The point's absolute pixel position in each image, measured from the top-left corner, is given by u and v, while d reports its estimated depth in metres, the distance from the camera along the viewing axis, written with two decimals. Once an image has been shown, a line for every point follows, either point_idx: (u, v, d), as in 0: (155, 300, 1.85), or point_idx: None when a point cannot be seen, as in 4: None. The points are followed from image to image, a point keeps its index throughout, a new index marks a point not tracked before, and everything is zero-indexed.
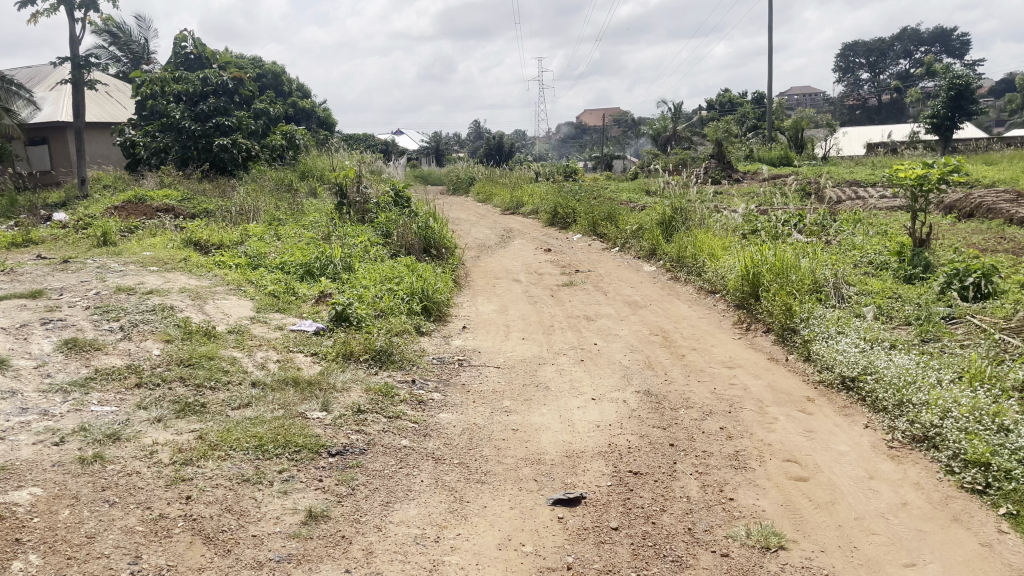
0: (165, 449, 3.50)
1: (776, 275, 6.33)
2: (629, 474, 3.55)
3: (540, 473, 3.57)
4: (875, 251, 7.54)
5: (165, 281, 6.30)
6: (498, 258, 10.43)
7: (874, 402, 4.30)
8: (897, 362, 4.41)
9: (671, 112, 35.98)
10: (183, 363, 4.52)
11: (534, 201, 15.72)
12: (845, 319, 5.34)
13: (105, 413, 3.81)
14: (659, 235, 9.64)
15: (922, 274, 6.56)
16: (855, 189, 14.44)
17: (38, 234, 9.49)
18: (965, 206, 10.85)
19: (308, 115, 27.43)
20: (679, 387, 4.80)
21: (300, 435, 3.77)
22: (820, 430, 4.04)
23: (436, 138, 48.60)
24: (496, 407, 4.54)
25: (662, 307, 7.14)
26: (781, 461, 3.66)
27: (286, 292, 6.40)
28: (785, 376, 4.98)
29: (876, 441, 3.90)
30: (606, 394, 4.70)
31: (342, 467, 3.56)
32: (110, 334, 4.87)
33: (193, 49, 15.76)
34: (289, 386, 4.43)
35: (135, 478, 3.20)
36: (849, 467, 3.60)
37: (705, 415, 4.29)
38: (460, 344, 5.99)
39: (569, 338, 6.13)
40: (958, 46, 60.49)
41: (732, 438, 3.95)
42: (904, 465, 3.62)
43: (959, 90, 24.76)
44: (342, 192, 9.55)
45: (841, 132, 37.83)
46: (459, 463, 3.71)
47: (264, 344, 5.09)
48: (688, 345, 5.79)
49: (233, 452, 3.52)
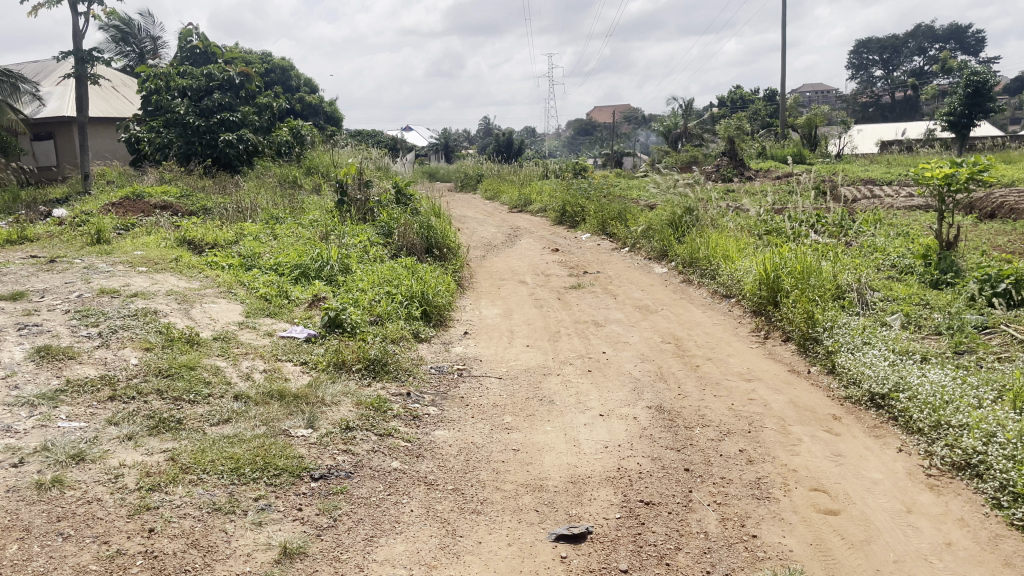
0: (132, 472, 3.18)
1: (797, 280, 5.96)
2: (640, 505, 3.21)
3: (542, 503, 3.25)
4: (898, 253, 7.17)
5: (154, 283, 6.03)
6: (504, 258, 10.09)
7: (907, 422, 3.96)
8: (932, 379, 4.04)
9: (682, 108, 35.59)
10: (162, 373, 4.22)
11: (541, 200, 15.37)
12: (872, 329, 4.98)
13: (72, 429, 3.50)
14: (670, 236, 9.29)
15: (950, 280, 6.20)
16: (871, 187, 14.06)
17: (33, 231, 9.25)
18: (987, 205, 10.46)
19: (315, 111, 27.25)
20: (695, 402, 4.46)
21: (281, 456, 3.46)
22: (849, 454, 3.70)
23: (444, 134, 48.34)
24: (496, 424, 4.22)
25: (673, 312, 6.81)
26: (807, 490, 3.33)
27: (279, 295, 6.10)
28: (809, 391, 4.63)
29: (912, 467, 3.56)
30: (615, 409, 4.37)
31: (324, 494, 3.25)
32: (87, 340, 4.56)
33: (198, 43, 15.42)
34: (273, 400, 4.12)
35: (95, 506, 2.89)
36: (883, 499, 3.25)
37: (723, 435, 3.95)
38: (460, 351, 5.68)
39: (576, 346, 5.81)
40: (971, 43, 59.56)
41: (754, 462, 3.61)
42: (944, 496, 3.28)
43: (977, 87, 24.14)
44: (341, 189, 9.18)
45: (855, 128, 37.08)
46: (454, 489, 3.39)
47: (250, 352, 4.79)
48: (702, 354, 5.44)
49: (206, 476, 3.21)
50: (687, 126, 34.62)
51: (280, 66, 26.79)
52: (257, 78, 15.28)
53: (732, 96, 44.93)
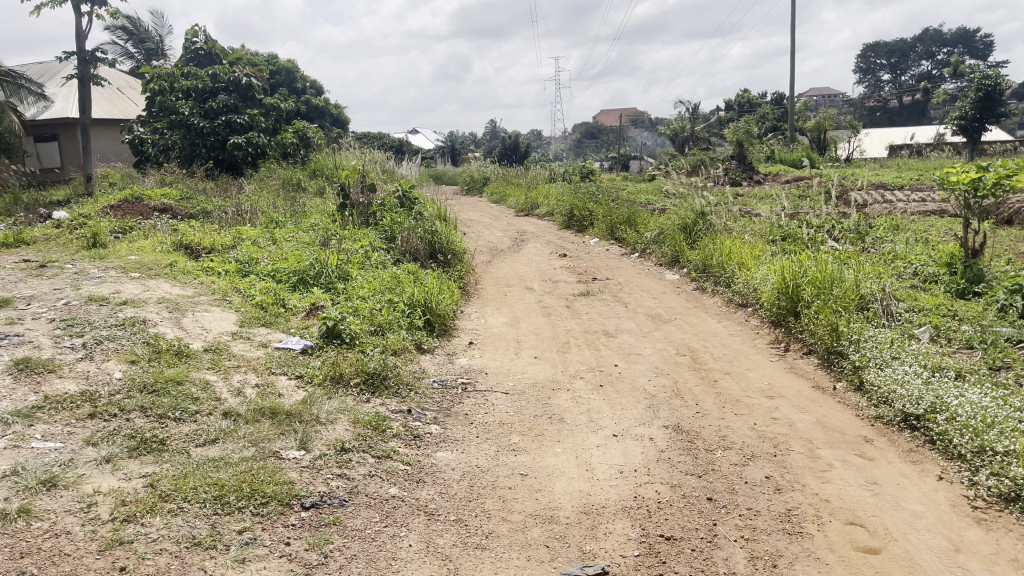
0: (107, 500, 2.92)
1: (818, 289, 5.65)
2: (660, 540, 2.93)
3: (553, 537, 2.98)
4: (920, 261, 6.85)
5: (145, 290, 5.78)
6: (510, 263, 9.81)
7: (946, 447, 3.66)
8: (972, 400, 3.74)
9: (690, 111, 35.31)
10: (147, 389, 3.95)
11: (548, 204, 15.06)
12: (901, 342, 4.68)
13: (46, 451, 3.24)
14: (682, 242, 9.00)
15: (977, 290, 5.90)
16: (882, 191, 13.80)
17: (30, 235, 9.03)
18: (1004, 211, 10.15)
19: (321, 114, 27.13)
20: (714, 421, 4.18)
21: (271, 482, 3.20)
22: (886, 482, 3.41)
23: (451, 138, 48.29)
24: (502, 444, 3.95)
25: (687, 321, 6.52)
26: (843, 524, 3.04)
27: (275, 304, 5.84)
28: (836, 410, 4.33)
29: (955, 498, 3.27)
30: (629, 429, 4.09)
31: (315, 526, 2.98)
32: (69, 352, 4.30)
33: (204, 45, 15.18)
34: (264, 418, 3.86)
35: (63, 540, 2.62)
36: (928, 536, 2.96)
37: (746, 459, 3.66)
38: (465, 363, 5.42)
39: (586, 358, 5.52)
40: (978, 47, 59.16)
41: (782, 491, 3.32)
42: (994, 533, 2.98)
43: (987, 91, 23.71)
44: (344, 192, 8.89)
45: (862, 132, 36.70)
46: (456, 520, 3.12)
47: (243, 365, 4.53)
48: (720, 368, 5.16)
49: (188, 506, 2.95)
50: (694, 130, 34.30)
51: (286, 69, 26.68)
52: (263, 80, 15.05)
53: (739, 99, 44.59)
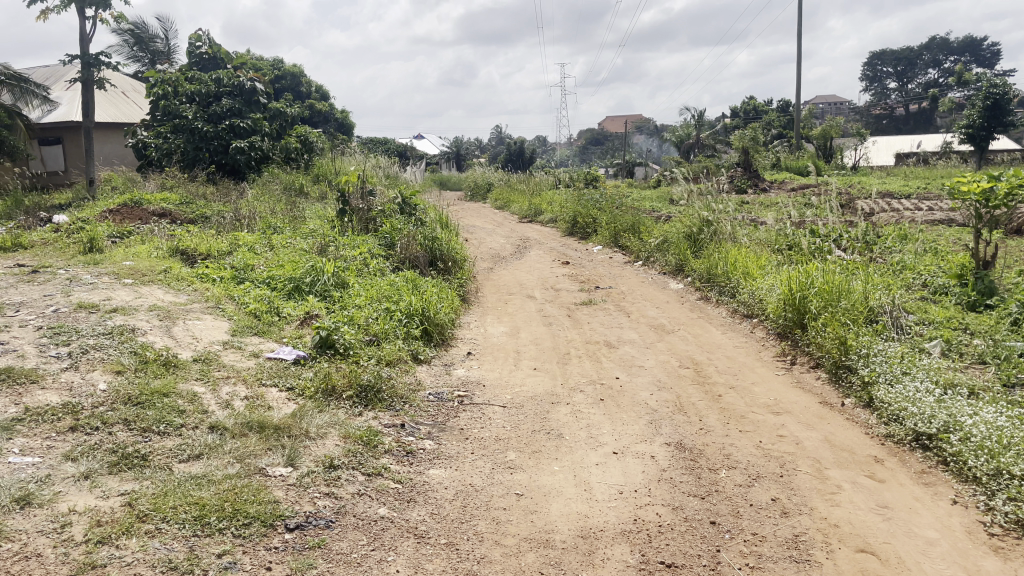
0: (82, 520, 2.78)
1: (826, 301, 5.50)
2: (661, 568, 2.79)
3: (547, 563, 2.83)
4: (930, 271, 6.69)
5: (137, 297, 5.66)
6: (512, 271, 9.69)
7: (961, 469, 3.51)
8: (987, 421, 3.59)
9: (696, 118, 35.18)
10: (131, 401, 3.83)
11: (552, 211, 14.92)
12: (912, 356, 4.52)
13: (23, 466, 3.11)
14: (686, 251, 8.86)
15: (988, 301, 5.74)
16: (889, 200, 13.64)
17: (27, 239, 8.93)
18: (1016, 220, 9.98)
19: (326, 119, 27.09)
20: (717, 439, 4.03)
21: (254, 502, 3.07)
22: (897, 506, 3.26)
23: (456, 143, 48.25)
24: (498, 462, 3.81)
25: (690, 333, 6.37)
26: (853, 552, 2.90)
27: (269, 312, 5.72)
28: (844, 427, 4.18)
29: (970, 524, 3.12)
30: (630, 446, 3.95)
31: (299, 549, 2.85)
32: (55, 362, 4.18)
33: (208, 50, 15.14)
34: (251, 432, 3.73)
35: (33, 563, 2.49)
36: (942, 565, 2.81)
37: (751, 479, 3.52)
38: (462, 375, 5.28)
39: (587, 370, 5.38)
40: (986, 56, 58.95)
41: (789, 514, 3.18)
42: (1013, 562, 2.82)
43: (995, 100, 23.50)
44: (344, 199, 8.72)
45: (869, 140, 36.54)
46: (446, 544, 2.98)
47: (232, 376, 4.40)
48: (725, 382, 5.01)
49: (166, 527, 2.81)
50: (700, 136, 34.12)
51: (292, 73, 26.67)
52: (266, 84, 14.98)
53: (744, 105, 44.45)
